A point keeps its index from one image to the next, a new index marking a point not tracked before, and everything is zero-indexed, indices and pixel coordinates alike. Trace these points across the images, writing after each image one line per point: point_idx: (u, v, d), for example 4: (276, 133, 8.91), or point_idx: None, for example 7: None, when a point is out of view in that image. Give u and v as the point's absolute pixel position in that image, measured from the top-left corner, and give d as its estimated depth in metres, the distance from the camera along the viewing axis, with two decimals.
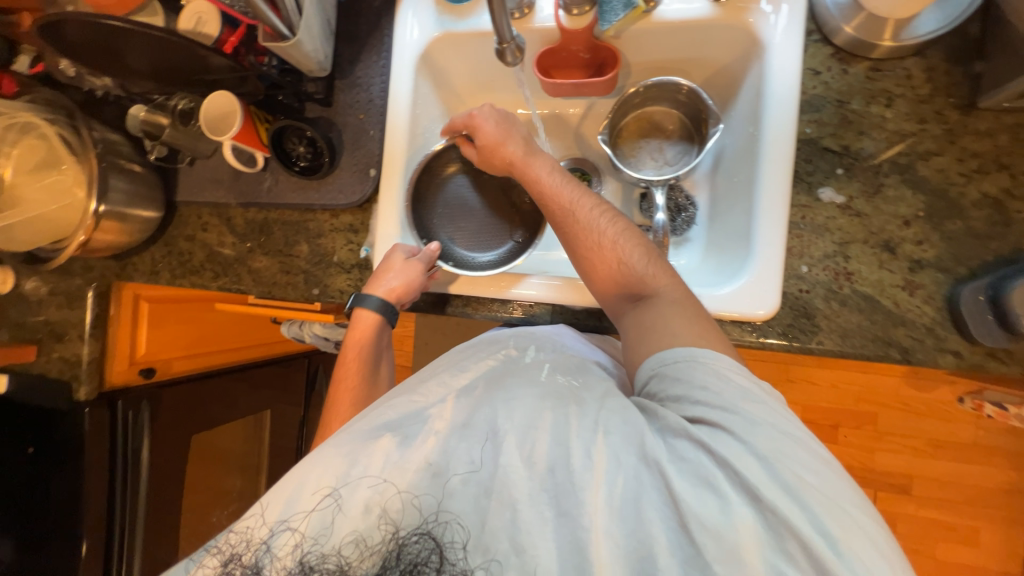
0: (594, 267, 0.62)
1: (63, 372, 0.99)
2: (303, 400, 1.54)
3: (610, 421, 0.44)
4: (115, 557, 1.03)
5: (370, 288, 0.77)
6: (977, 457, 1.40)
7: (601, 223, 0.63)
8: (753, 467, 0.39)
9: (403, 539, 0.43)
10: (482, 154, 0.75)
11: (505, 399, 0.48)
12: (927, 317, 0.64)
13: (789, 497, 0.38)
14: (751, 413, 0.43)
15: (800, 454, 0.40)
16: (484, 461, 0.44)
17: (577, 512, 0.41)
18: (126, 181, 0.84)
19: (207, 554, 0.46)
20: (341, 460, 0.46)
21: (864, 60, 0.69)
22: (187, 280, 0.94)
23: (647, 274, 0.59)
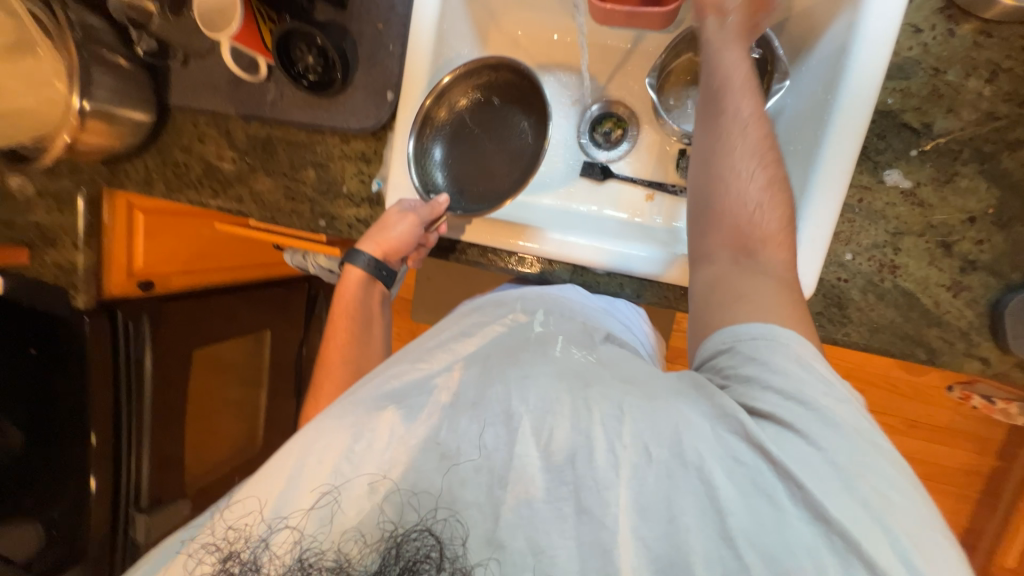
0: (738, 195, 0.51)
1: (58, 279, 0.99)
2: (303, 323, 1.54)
3: (635, 411, 0.42)
4: (125, 458, 1.04)
5: (361, 244, 0.75)
6: (946, 439, 1.46)
7: (764, 147, 0.53)
8: (824, 482, 0.37)
9: (403, 536, 0.42)
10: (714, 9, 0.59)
11: (519, 375, 0.46)
12: (964, 320, 0.61)
13: (865, 515, 0.36)
14: (833, 409, 0.39)
15: (880, 465, 0.38)
16: (497, 448, 0.42)
17: (600, 511, 0.39)
18: (111, 77, 0.75)
19: (204, 551, 0.46)
20: (344, 433, 0.46)
21: (974, 21, 0.59)
22: (183, 194, 0.87)
23: (773, 232, 0.50)
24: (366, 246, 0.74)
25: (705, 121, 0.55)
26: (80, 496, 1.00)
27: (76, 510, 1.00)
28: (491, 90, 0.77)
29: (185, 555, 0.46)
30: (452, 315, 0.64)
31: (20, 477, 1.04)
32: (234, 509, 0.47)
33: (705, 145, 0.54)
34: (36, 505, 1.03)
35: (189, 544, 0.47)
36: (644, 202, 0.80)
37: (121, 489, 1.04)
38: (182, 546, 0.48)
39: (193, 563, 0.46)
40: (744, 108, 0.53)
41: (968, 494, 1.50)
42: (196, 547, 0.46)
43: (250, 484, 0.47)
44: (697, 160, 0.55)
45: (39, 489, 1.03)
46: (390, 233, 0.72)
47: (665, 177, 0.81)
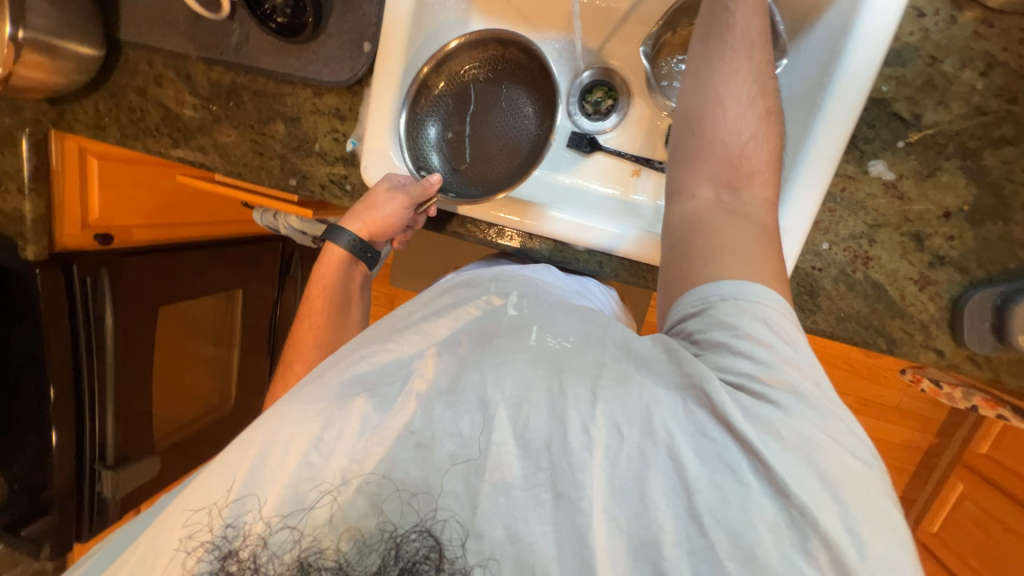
0: (732, 124, 0.52)
1: (6, 227, 0.90)
2: (276, 283, 1.50)
3: (608, 394, 0.42)
4: (87, 415, 1.00)
5: (346, 221, 0.72)
6: (893, 417, 1.56)
7: (762, 80, 0.53)
8: (784, 455, 0.38)
9: (401, 537, 0.41)
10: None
11: (495, 363, 0.45)
12: (926, 313, 0.63)
13: (819, 486, 0.37)
14: (798, 381, 0.41)
15: (837, 439, 0.39)
16: (474, 436, 0.42)
17: (576, 496, 0.40)
18: (50, 3, 0.66)
19: (197, 552, 0.43)
20: (313, 423, 0.45)
21: (976, 9, 0.58)
22: (141, 142, 0.80)
23: (757, 169, 0.52)
24: (352, 224, 0.71)
25: (706, 45, 0.55)
26: (41, 451, 0.97)
27: (38, 464, 0.98)
28: (494, 70, 0.77)
29: (182, 552, 0.44)
30: (425, 294, 0.63)
31: None
32: (229, 505, 0.44)
33: (704, 66, 0.54)
34: None
35: (180, 546, 0.44)
36: (630, 177, 0.78)
37: (86, 444, 1.01)
38: (166, 549, 0.45)
39: (191, 560, 0.43)
40: (751, 29, 0.53)
41: (906, 468, 1.62)
42: (193, 545, 0.44)
43: (248, 478, 0.44)
44: (693, 83, 0.55)
45: None
46: (377, 211, 0.69)
47: (654, 153, 0.79)
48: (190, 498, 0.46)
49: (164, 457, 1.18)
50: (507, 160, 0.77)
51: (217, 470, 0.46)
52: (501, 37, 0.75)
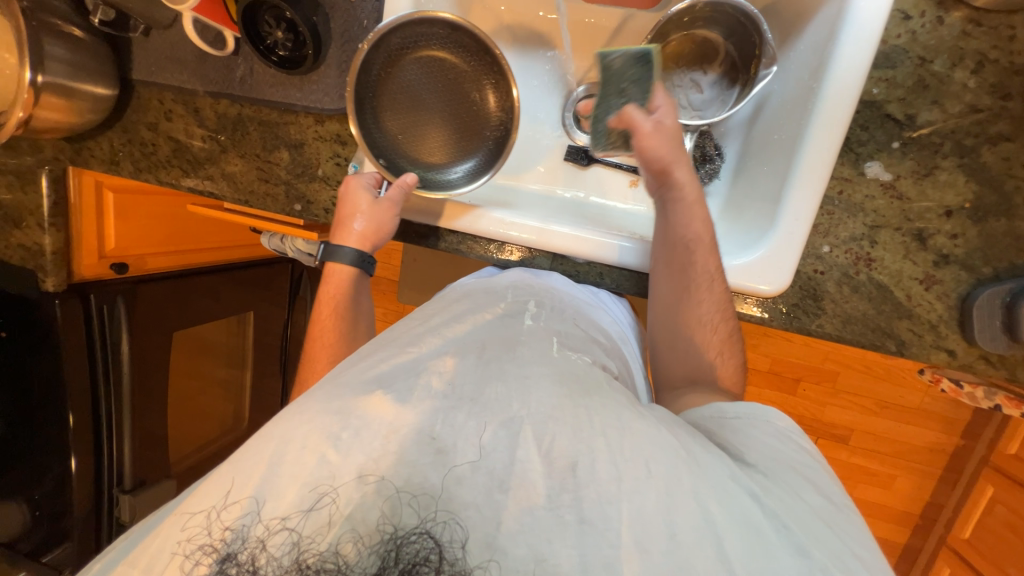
0: (703, 346, 0.62)
1: (26, 261, 0.94)
2: (286, 303, 1.52)
3: (637, 428, 0.45)
4: (104, 439, 1.02)
5: (342, 239, 0.72)
6: (916, 419, 1.51)
7: (722, 303, 0.62)
8: (802, 519, 0.42)
9: (401, 539, 0.40)
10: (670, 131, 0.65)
11: (519, 375, 0.49)
12: (935, 313, 0.62)
13: (837, 548, 0.41)
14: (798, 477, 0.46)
15: (841, 514, 0.44)
16: (496, 450, 0.44)
17: (602, 525, 0.40)
18: (66, 49, 0.70)
19: (198, 557, 0.42)
20: (330, 421, 0.45)
21: (964, 8, 0.58)
22: (153, 175, 0.84)
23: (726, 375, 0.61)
24: (347, 240, 0.72)
25: (673, 278, 0.64)
26: (61, 476, 0.99)
27: (58, 491, 1.00)
28: (444, 50, 0.73)
29: (180, 557, 0.43)
30: (442, 300, 0.66)
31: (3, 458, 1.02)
32: (230, 508, 0.44)
33: (674, 295, 0.63)
34: (16, 486, 1.03)
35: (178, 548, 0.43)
36: (627, 188, 0.81)
37: (102, 468, 1.03)
38: (166, 547, 0.44)
39: (188, 564, 0.42)
40: (709, 265, 0.62)
41: (932, 471, 1.56)
42: (192, 548, 0.43)
43: (247, 481, 0.44)
44: (666, 305, 0.64)
45: (18, 471, 1.02)
46: (364, 222, 0.71)
47: None
48: (193, 505, 0.46)
49: (180, 479, 1.19)
50: (465, 149, 0.75)
51: (229, 470, 0.47)
52: (451, 23, 0.69)
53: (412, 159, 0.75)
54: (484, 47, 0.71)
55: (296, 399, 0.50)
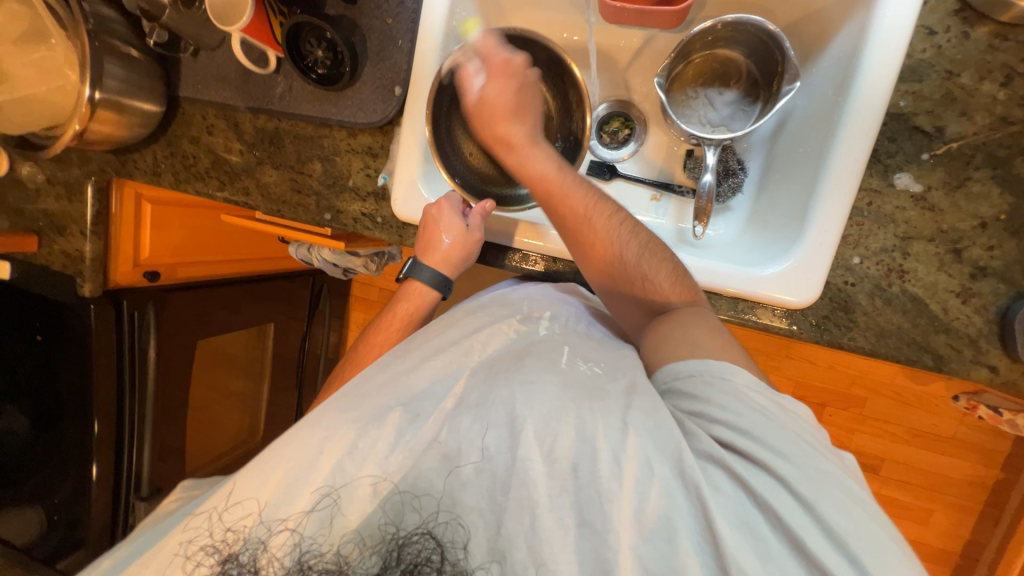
0: (643, 285, 0.62)
1: (66, 267, 0.97)
2: (305, 317, 1.55)
3: (639, 425, 0.44)
4: (126, 443, 1.04)
5: (424, 257, 0.73)
6: (952, 449, 1.44)
7: (623, 236, 0.63)
8: (794, 510, 0.40)
9: (403, 539, 0.45)
10: (480, 107, 0.68)
11: (524, 382, 0.48)
12: (973, 327, 0.60)
13: (825, 539, 0.39)
14: (799, 449, 0.43)
15: (835, 492, 0.41)
16: (500, 454, 0.45)
17: (600, 527, 0.43)
18: (122, 67, 0.75)
19: (203, 555, 0.47)
20: (348, 430, 0.48)
21: (990, 24, 0.59)
22: (191, 186, 0.88)
23: (670, 293, 0.61)
24: (431, 259, 0.73)
25: (568, 237, 0.65)
26: (81, 480, 1.01)
27: (76, 496, 1.01)
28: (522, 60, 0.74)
29: (183, 557, 0.48)
30: (461, 310, 0.66)
31: (28, 459, 1.04)
32: (230, 509, 0.48)
33: (583, 254, 0.65)
34: (37, 489, 1.04)
35: (181, 551, 0.48)
36: (650, 202, 0.82)
37: (121, 474, 1.04)
38: (175, 548, 0.48)
39: (190, 565, 0.47)
40: (581, 204, 0.63)
41: (972, 506, 1.47)
42: (194, 550, 0.48)
43: (244, 486, 0.49)
44: (591, 269, 0.65)
45: (40, 475, 1.03)
46: (458, 250, 0.71)
47: (673, 178, 0.82)
48: (197, 507, 0.50)
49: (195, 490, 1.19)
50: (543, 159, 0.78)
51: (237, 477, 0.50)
52: (524, 37, 0.70)
53: (493, 179, 0.78)
54: (556, 58, 0.71)
55: (316, 406, 0.53)
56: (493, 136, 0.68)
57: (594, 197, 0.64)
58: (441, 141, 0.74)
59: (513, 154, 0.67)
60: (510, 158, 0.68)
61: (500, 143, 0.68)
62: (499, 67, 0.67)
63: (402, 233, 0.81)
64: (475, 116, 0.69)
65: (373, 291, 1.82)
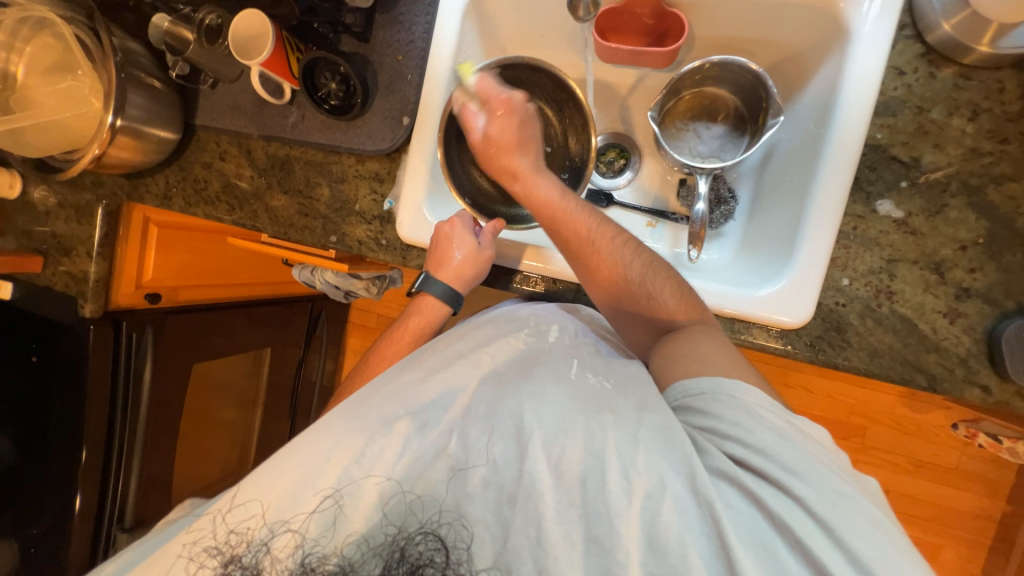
0: (648, 304, 0.64)
1: (68, 287, 0.98)
2: (302, 343, 1.55)
3: (649, 439, 0.44)
4: (114, 470, 1.01)
5: (435, 271, 0.75)
6: (956, 481, 1.42)
7: (625, 256, 0.65)
8: (811, 530, 0.40)
9: (406, 540, 0.45)
10: (485, 147, 0.74)
11: (533, 393, 0.49)
12: (963, 347, 0.62)
13: (845, 562, 0.39)
14: (814, 468, 0.43)
15: (852, 514, 0.41)
16: (508, 465, 0.46)
17: (610, 541, 0.42)
18: (144, 97, 0.79)
19: (206, 555, 0.47)
20: (356, 438, 0.48)
21: (954, 66, 0.64)
22: (201, 209, 0.90)
23: (673, 310, 0.63)
24: (443, 275, 0.74)
25: (571, 257, 0.67)
26: (61, 511, 0.97)
27: (56, 526, 0.97)
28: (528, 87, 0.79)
29: (184, 558, 0.47)
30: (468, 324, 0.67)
31: (9, 486, 1.01)
32: (235, 510, 0.48)
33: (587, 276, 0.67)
34: (15, 519, 1.00)
35: (185, 550, 0.48)
36: (645, 228, 0.85)
37: (105, 502, 1.00)
38: (177, 550, 0.48)
39: (193, 565, 0.47)
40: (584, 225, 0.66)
41: (981, 542, 1.43)
42: (196, 551, 0.47)
43: (250, 487, 0.48)
44: (597, 290, 0.67)
45: (21, 504, 1.00)
46: (469, 267, 0.73)
47: (667, 206, 0.86)
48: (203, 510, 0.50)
49: None
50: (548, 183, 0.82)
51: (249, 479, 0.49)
52: (532, 65, 0.75)
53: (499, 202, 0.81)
54: (562, 84, 0.75)
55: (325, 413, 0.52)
56: (500, 167, 0.74)
57: (597, 219, 0.67)
58: (452, 165, 0.78)
59: (518, 183, 0.72)
60: (515, 186, 0.72)
61: (506, 173, 0.73)
62: (502, 107, 0.73)
63: (406, 255, 0.83)
64: (481, 153, 0.75)
65: (372, 317, 1.81)
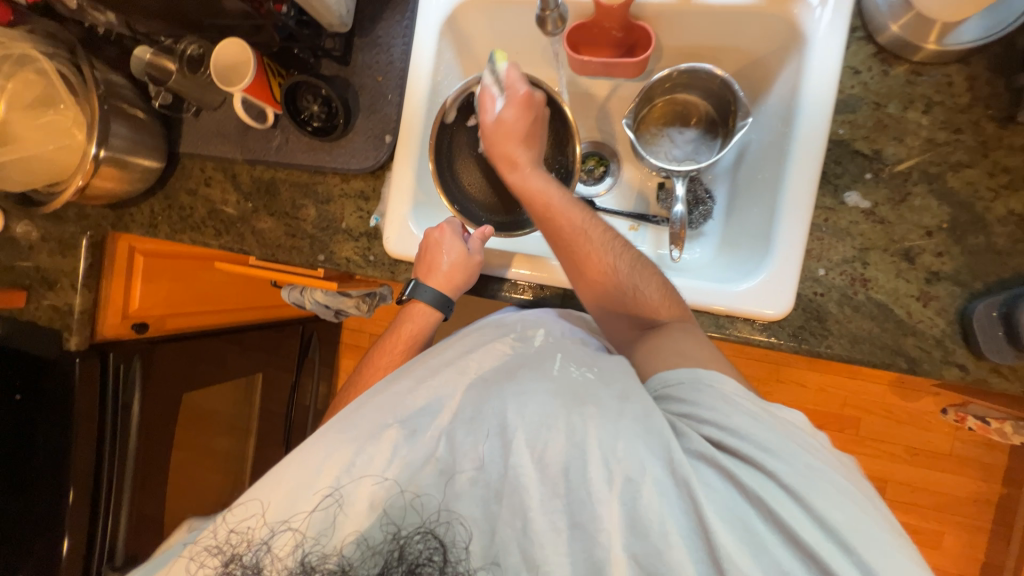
0: (636, 299, 0.65)
1: (53, 321, 0.97)
2: (295, 367, 1.53)
3: (629, 428, 0.45)
4: (102, 507, 0.98)
5: (426, 277, 0.75)
6: (950, 466, 1.44)
7: (612, 254, 0.67)
8: (785, 503, 0.41)
9: (404, 539, 0.47)
10: (495, 128, 0.72)
11: (516, 392, 0.50)
12: (937, 329, 0.64)
13: (818, 530, 0.40)
14: (788, 448, 0.44)
15: (824, 485, 0.42)
16: (494, 463, 0.47)
17: (592, 527, 0.44)
18: (128, 128, 0.80)
19: (207, 554, 0.50)
20: (348, 448, 0.49)
21: (905, 63, 0.68)
22: (187, 235, 0.90)
23: (658, 307, 0.64)
24: (433, 280, 0.74)
25: (564, 243, 0.68)
26: (50, 552, 0.94)
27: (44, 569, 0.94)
28: None
29: (190, 558, 0.50)
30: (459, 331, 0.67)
31: None
32: (236, 511, 0.50)
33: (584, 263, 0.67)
34: None
35: (195, 554, 0.50)
36: (628, 232, 0.87)
37: (95, 541, 0.98)
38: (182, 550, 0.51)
39: (194, 565, 0.50)
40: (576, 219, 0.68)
41: (981, 526, 1.44)
42: (200, 550, 0.50)
43: (250, 488, 0.51)
44: (590, 274, 0.67)
45: (6, 548, 0.96)
46: (458, 273, 0.74)
47: (648, 209, 0.88)
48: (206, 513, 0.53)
49: None
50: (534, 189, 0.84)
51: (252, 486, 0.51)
52: None
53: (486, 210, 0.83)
54: (543, 93, 0.78)
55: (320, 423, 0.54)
56: (502, 154, 0.73)
57: (588, 215, 0.69)
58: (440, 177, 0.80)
59: (519, 174, 0.72)
60: (513, 177, 0.72)
61: (504, 159, 0.73)
62: (521, 99, 0.72)
63: (394, 270, 0.84)
64: (488, 134, 0.74)
65: (364, 337, 1.80)
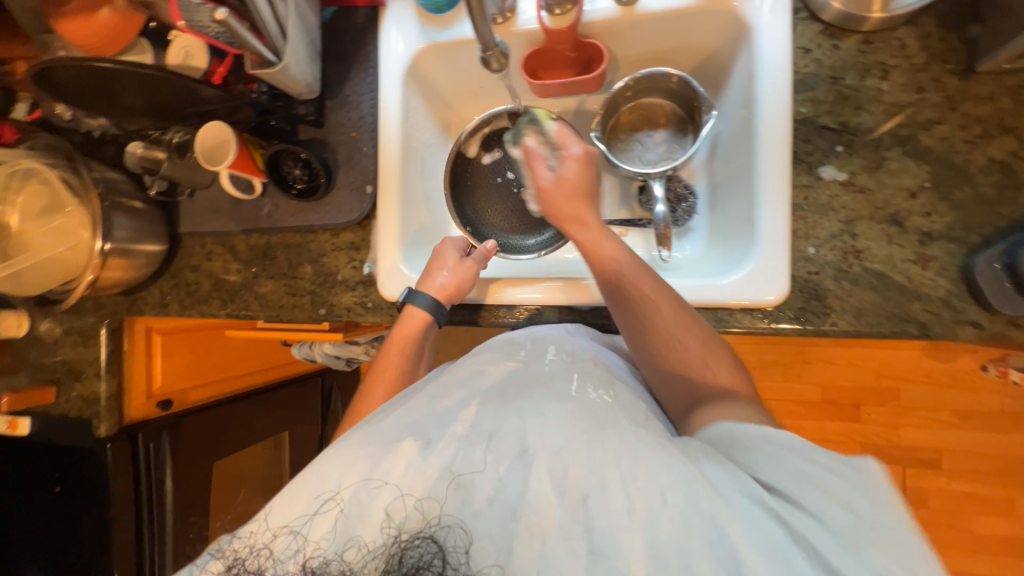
0: (698, 368, 0.61)
1: (82, 412, 1.00)
2: (319, 419, 1.55)
3: (654, 457, 0.45)
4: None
5: (420, 286, 0.77)
6: (1004, 425, 1.36)
7: (679, 321, 0.62)
8: (842, 555, 0.39)
9: (405, 543, 0.45)
10: (557, 189, 0.70)
11: (535, 413, 0.51)
12: (942, 290, 0.62)
13: None
14: (842, 494, 0.42)
15: (880, 534, 0.40)
16: (512, 483, 0.46)
17: (611, 556, 0.42)
18: (129, 218, 0.85)
19: (213, 558, 0.49)
20: (364, 462, 0.49)
21: (854, 34, 0.68)
22: (196, 310, 0.94)
23: (720, 379, 0.59)
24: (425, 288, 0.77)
25: (632, 307, 0.64)
26: None
27: None
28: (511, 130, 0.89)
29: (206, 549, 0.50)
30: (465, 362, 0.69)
31: None
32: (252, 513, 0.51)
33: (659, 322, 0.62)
34: None
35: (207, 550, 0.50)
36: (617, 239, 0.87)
37: None
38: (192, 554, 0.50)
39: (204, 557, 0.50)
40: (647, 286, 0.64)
41: None
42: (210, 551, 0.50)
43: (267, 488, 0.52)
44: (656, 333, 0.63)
45: None
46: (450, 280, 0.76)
47: (632, 214, 0.89)
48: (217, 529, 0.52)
49: None
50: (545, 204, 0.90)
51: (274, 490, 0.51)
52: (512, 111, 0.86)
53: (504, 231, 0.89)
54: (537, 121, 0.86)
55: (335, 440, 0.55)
56: (570, 216, 0.70)
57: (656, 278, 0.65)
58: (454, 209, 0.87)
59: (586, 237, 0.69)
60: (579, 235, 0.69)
61: (574, 221, 0.70)
62: (579, 157, 0.71)
63: (394, 312, 0.85)
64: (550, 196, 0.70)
65: None
